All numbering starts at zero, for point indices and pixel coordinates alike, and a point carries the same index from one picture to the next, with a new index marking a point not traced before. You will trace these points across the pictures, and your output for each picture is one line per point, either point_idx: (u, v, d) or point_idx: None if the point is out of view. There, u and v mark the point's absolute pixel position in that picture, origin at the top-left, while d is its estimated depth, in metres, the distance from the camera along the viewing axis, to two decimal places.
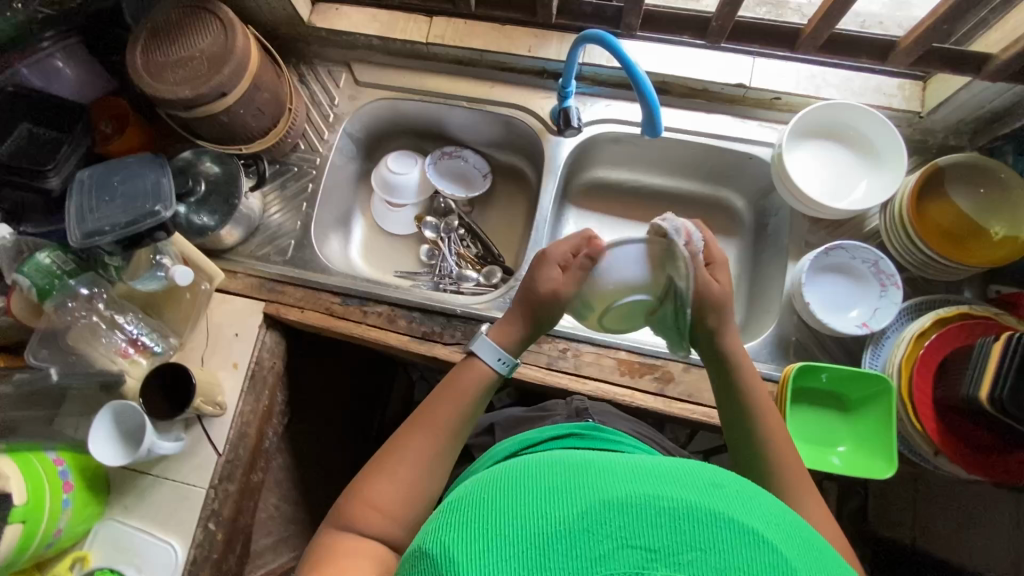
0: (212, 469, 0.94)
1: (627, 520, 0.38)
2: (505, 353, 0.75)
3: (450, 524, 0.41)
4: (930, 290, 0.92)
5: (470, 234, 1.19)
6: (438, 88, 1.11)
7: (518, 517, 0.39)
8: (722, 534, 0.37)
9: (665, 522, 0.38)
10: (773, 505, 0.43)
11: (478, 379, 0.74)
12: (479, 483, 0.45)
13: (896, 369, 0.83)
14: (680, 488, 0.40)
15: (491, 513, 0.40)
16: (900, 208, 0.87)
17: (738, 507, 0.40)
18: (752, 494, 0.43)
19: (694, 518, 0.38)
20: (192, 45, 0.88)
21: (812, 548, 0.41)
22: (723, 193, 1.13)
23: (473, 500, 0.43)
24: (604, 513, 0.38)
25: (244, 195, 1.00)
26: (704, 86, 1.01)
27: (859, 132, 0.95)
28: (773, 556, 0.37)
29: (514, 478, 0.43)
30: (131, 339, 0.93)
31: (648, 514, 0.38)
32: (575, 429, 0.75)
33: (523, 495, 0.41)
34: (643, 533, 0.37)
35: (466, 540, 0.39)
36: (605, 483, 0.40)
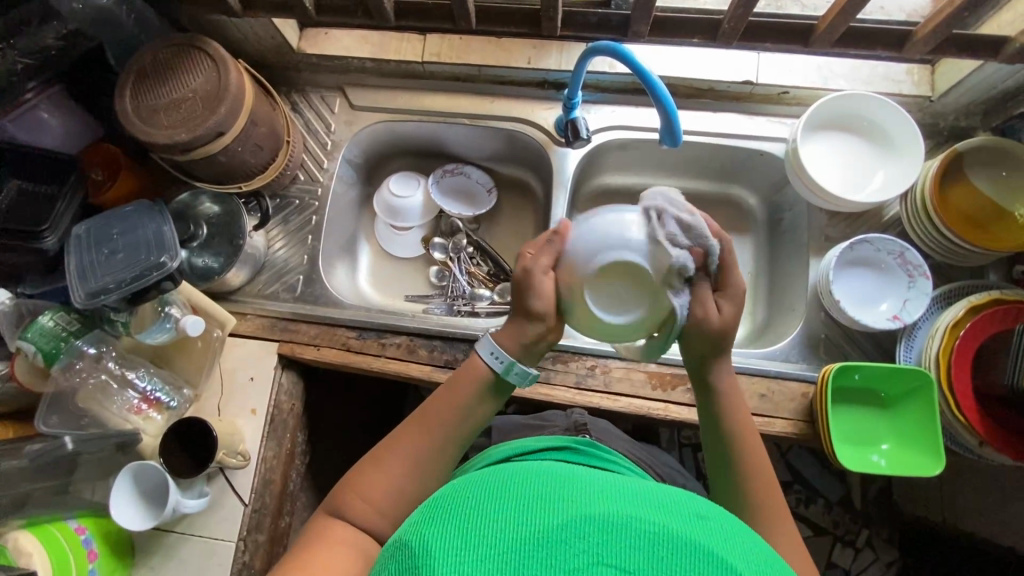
0: (239, 521, 0.90)
1: (607, 539, 0.38)
2: (499, 348, 0.68)
3: (432, 519, 0.42)
4: (955, 276, 0.91)
5: (480, 252, 1.16)
6: (436, 106, 1.08)
7: (499, 522, 0.40)
8: (697, 563, 0.37)
9: (644, 545, 0.38)
10: (763, 552, 0.42)
11: (476, 379, 0.69)
12: (468, 486, 0.47)
13: (933, 361, 0.81)
14: (663, 515, 0.40)
15: (476, 514, 0.41)
16: (922, 197, 0.86)
17: (720, 541, 0.40)
18: (740, 536, 0.42)
19: (672, 545, 0.38)
20: (185, 85, 0.84)
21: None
22: (734, 190, 1.11)
23: (461, 500, 0.44)
24: (584, 527, 0.39)
25: (249, 234, 0.97)
26: (710, 86, 0.99)
27: (873, 122, 0.94)
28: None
29: (502, 488, 0.44)
30: (142, 395, 0.91)
31: (628, 535, 0.38)
32: (570, 443, 0.69)
33: (507, 506, 0.42)
34: (620, 554, 0.38)
35: (445, 536, 0.40)
36: (592, 502, 0.41)
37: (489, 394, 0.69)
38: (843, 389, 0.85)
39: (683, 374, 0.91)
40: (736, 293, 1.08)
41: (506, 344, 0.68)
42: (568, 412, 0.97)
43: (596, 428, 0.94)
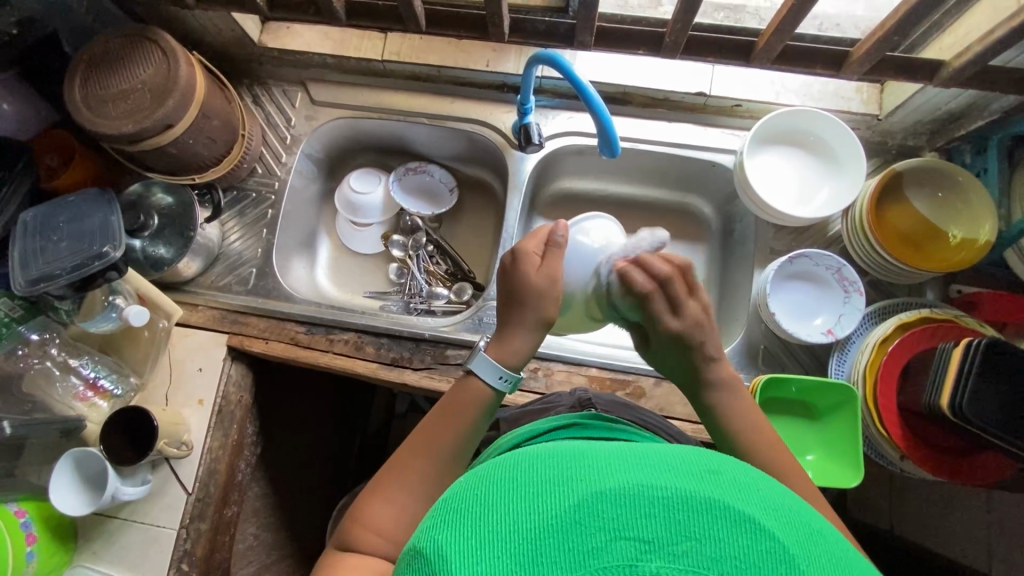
0: (182, 509, 0.92)
1: (621, 512, 0.34)
2: (506, 371, 0.67)
3: (437, 524, 0.37)
4: (894, 292, 0.92)
5: (439, 250, 1.16)
6: (397, 105, 1.08)
7: (503, 514, 0.35)
8: (719, 523, 0.34)
9: (659, 512, 0.34)
10: (785, 495, 0.39)
11: (474, 397, 0.67)
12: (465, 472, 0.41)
13: (861, 377, 0.84)
14: (671, 475, 0.36)
15: (476, 509, 0.36)
16: (860, 214, 0.88)
17: (736, 491, 0.36)
18: (757, 481, 0.39)
19: (688, 507, 0.34)
20: (133, 77, 0.84)
21: (826, 541, 0.36)
22: (691, 199, 1.13)
23: (463, 492, 0.39)
24: (595, 504, 0.34)
25: (201, 226, 0.97)
26: (664, 95, 1.00)
27: (820, 138, 0.95)
28: (776, 545, 0.33)
29: (502, 471, 0.38)
30: (87, 382, 0.92)
31: (641, 504, 0.34)
32: (578, 419, 0.68)
33: (510, 491, 0.37)
34: (636, 524, 0.34)
35: (451, 536, 0.35)
36: (600, 470, 0.36)
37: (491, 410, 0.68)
38: (776, 398, 0.87)
39: (623, 380, 0.93)
40: None
41: (508, 363, 0.68)
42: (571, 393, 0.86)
43: (602, 403, 0.83)
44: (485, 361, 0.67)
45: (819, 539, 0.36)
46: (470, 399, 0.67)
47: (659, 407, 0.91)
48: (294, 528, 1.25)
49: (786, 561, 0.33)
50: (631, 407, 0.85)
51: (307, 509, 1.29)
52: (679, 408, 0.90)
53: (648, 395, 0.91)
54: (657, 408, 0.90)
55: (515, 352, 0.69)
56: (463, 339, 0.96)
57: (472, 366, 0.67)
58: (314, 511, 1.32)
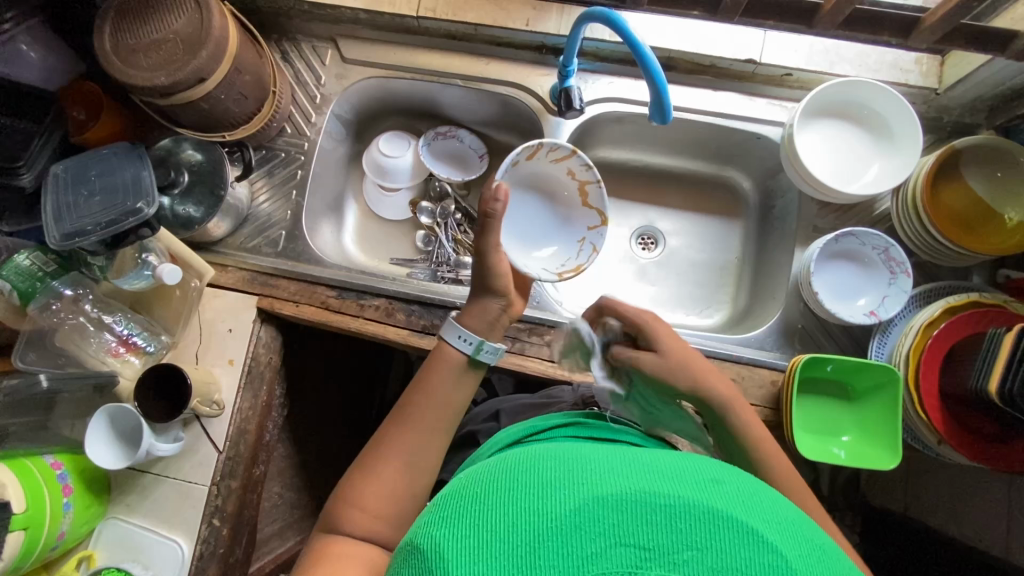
0: (213, 467, 0.93)
1: (620, 518, 0.38)
2: (465, 330, 0.70)
3: (441, 521, 0.42)
4: (938, 275, 0.90)
5: (468, 219, 1.15)
6: (431, 65, 1.05)
7: (507, 515, 0.39)
8: (716, 531, 0.38)
9: (660, 520, 0.38)
10: (787, 510, 0.42)
11: (447, 364, 0.70)
12: (475, 478, 0.46)
13: (902, 360, 0.82)
14: (677, 485, 0.40)
15: (484, 509, 0.41)
16: (914, 191, 0.85)
17: (736, 504, 0.40)
18: (758, 493, 0.43)
19: (689, 516, 0.38)
20: (164, 26, 0.81)
21: (825, 555, 0.40)
22: (729, 173, 1.10)
23: (469, 494, 0.43)
24: (597, 510, 0.39)
25: (231, 185, 0.96)
26: (712, 62, 0.96)
27: (874, 112, 0.91)
28: (771, 557, 0.37)
29: (509, 477, 0.43)
30: (120, 338, 0.92)
31: (641, 512, 0.38)
32: (578, 418, 0.73)
33: (518, 493, 0.41)
34: (635, 531, 0.38)
35: (457, 536, 0.39)
36: (605, 480, 0.41)
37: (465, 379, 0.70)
38: (812, 378, 0.86)
39: None
40: (718, 278, 1.09)
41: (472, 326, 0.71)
42: (574, 387, 0.91)
43: None
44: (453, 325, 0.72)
45: (819, 554, 0.39)
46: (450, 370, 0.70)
47: None
48: (317, 489, 1.28)
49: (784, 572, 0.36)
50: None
51: (328, 471, 1.31)
52: None
53: None
54: None
55: (483, 317, 0.72)
56: None
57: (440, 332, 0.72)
58: (335, 473, 1.34)
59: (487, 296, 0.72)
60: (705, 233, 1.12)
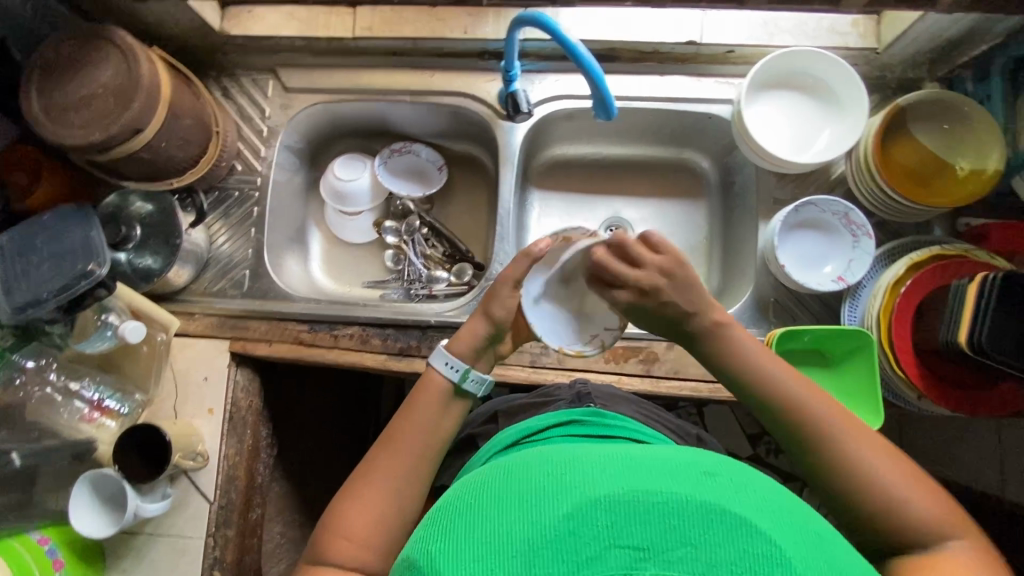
0: (206, 518, 0.92)
1: (614, 519, 0.38)
2: (454, 357, 0.69)
3: (437, 535, 0.42)
4: (901, 232, 0.91)
5: (434, 232, 1.13)
6: (375, 84, 1.03)
7: (503, 524, 0.40)
8: (708, 525, 0.37)
9: (653, 519, 0.38)
10: (784, 497, 0.42)
11: (434, 391, 0.69)
12: (471, 487, 0.46)
13: (875, 323, 0.83)
14: (669, 481, 0.40)
15: (479, 520, 0.41)
16: (866, 153, 0.85)
17: (729, 495, 0.40)
18: (753, 481, 0.42)
19: (682, 512, 0.38)
20: (92, 80, 0.79)
21: (822, 542, 0.39)
22: (687, 154, 1.11)
23: (465, 505, 0.43)
24: (591, 513, 0.38)
25: (186, 231, 0.94)
26: (654, 48, 0.96)
27: (819, 78, 0.91)
28: (769, 546, 0.37)
29: (504, 486, 0.43)
30: (92, 403, 0.90)
31: (634, 512, 0.38)
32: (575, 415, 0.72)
33: (509, 503, 0.41)
34: (628, 532, 0.38)
35: (455, 550, 0.39)
36: (598, 480, 0.41)
37: (450, 404, 0.69)
38: (792, 350, 0.86)
39: (637, 347, 0.91)
40: (689, 259, 1.10)
41: (459, 351, 0.70)
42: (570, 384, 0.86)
43: (600, 395, 0.83)
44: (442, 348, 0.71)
45: (815, 540, 0.39)
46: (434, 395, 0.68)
47: (674, 370, 0.90)
48: None
49: (780, 563, 0.36)
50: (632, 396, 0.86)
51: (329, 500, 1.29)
52: (694, 369, 0.90)
53: (662, 359, 0.91)
54: (671, 372, 0.90)
55: (471, 344, 0.70)
56: None
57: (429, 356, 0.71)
58: None
59: (478, 320, 0.70)
60: (670, 217, 1.12)
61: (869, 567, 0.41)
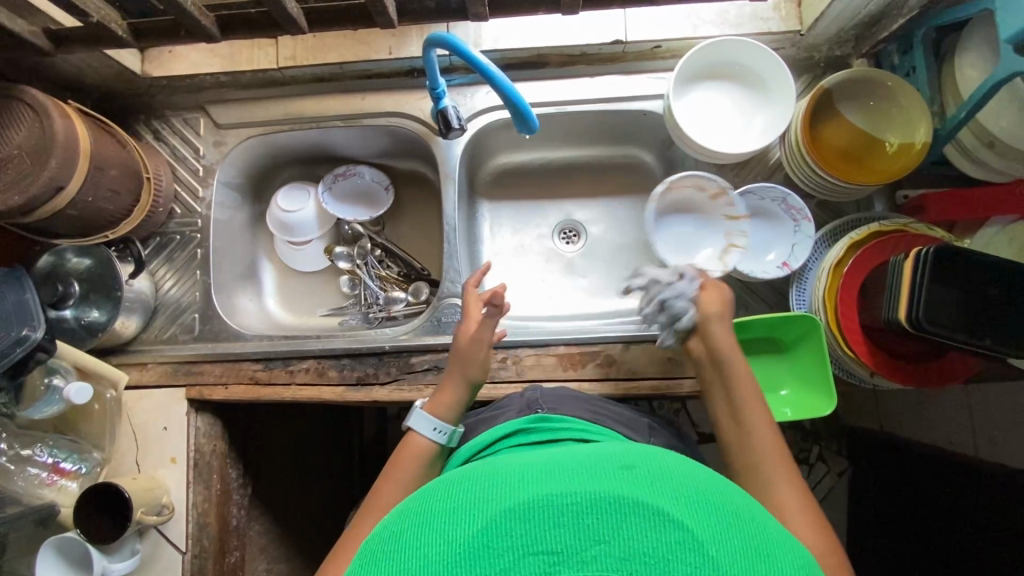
0: (180, 569, 0.91)
1: (528, 526, 0.38)
2: (440, 421, 0.75)
3: (362, 567, 0.41)
4: (843, 211, 0.91)
5: (387, 253, 1.12)
6: (307, 112, 1.01)
7: (421, 547, 0.39)
8: (620, 519, 0.37)
9: (567, 521, 0.38)
10: (699, 476, 0.43)
11: (418, 452, 0.73)
12: (397, 513, 0.45)
13: (822, 306, 0.83)
14: (582, 479, 0.40)
15: (399, 546, 0.40)
16: (796, 137, 0.86)
17: (642, 486, 0.40)
18: (667, 465, 0.43)
19: (594, 509, 0.38)
20: (6, 142, 0.77)
21: (736, 518, 0.40)
22: (631, 150, 1.10)
23: (388, 534, 0.42)
24: (505, 524, 0.38)
25: (128, 283, 0.92)
26: (581, 50, 0.95)
27: (744, 66, 0.91)
28: (680, 531, 0.37)
29: (425, 508, 0.42)
30: (49, 467, 0.87)
31: (548, 516, 0.38)
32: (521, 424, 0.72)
33: (428, 524, 0.40)
34: (543, 538, 0.37)
35: None
36: (513, 489, 0.40)
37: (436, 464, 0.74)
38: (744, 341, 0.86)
39: (592, 351, 0.91)
40: (643, 255, 1.10)
41: (442, 416, 0.76)
42: (521, 393, 0.86)
43: (549, 399, 0.82)
44: (423, 416, 0.75)
45: (728, 517, 0.39)
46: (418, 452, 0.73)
47: (632, 370, 0.90)
48: (310, 553, 1.26)
49: (692, 546, 0.37)
50: (586, 396, 0.85)
51: (316, 530, 1.29)
52: (652, 368, 0.90)
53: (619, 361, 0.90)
54: (629, 373, 0.90)
55: (448, 405, 0.77)
56: (426, 343, 0.94)
57: (410, 423, 0.74)
58: (325, 530, 1.32)
59: (461, 386, 0.78)
60: (621, 214, 1.12)
61: (787, 533, 0.42)
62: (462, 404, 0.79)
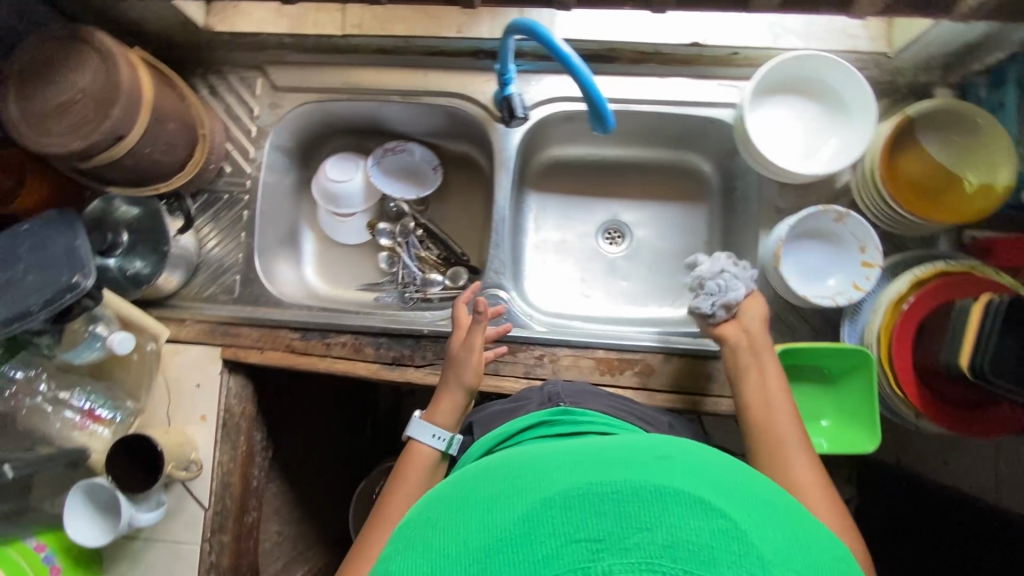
0: (201, 524, 0.92)
1: (569, 515, 0.37)
2: (438, 428, 0.79)
3: (403, 554, 0.41)
4: (906, 245, 0.89)
5: (429, 235, 1.11)
6: (366, 83, 0.99)
7: (461, 535, 0.38)
8: (661, 508, 0.36)
9: (607, 510, 0.36)
10: (736, 474, 0.42)
11: (420, 463, 0.78)
12: (434, 503, 0.45)
13: (875, 342, 0.81)
14: (621, 471, 0.39)
15: (440, 535, 0.40)
16: (871, 163, 0.83)
17: (680, 478, 0.39)
18: (704, 463, 0.42)
19: (635, 498, 0.37)
20: (72, 85, 0.76)
21: (775, 514, 0.39)
22: (688, 157, 1.08)
23: (428, 523, 0.42)
24: (545, 512, 0.37)
25: (175, 237, 0.92)
26: (655, 49, 0.93)
27: (825, 83, 0.88)
28: (722, 521, 0.36)
29: (463, 500, 0.42)
30: (84, 412, 0.88)
31: (589, 505, 0.37)
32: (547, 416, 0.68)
33: (469, 513, 0.40)
34: (583, 525, 0.36)
35: (417, 566, 0.38)
36: (553, 480, 0.39)
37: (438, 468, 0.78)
38: (790, 367, 0.85)
39: (631, 359, 0.90)
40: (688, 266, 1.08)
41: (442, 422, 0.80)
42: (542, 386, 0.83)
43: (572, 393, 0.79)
44: (422, 424, 0.80)
45: (767, 512, 0.38)
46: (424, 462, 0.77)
47: (669, 383, 0.89)
48: (319, 520, 1.27)
49: (736, 536, 0.36)
50: (614, 397, 0.83)
51: (327, 498, 1.30)
52: (690, 383, 0.89)
53: (658, 372, 0.89)
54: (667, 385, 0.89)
55: (448, 412, 0.81)
56: None
57: (410, 433, 0.79)
58: (335, 498, 1.33)
59: (458, 392, 0.82)
60: (669, 221, 1.10)
61: (826, 531, 0.41)
62: (461, 410, 0.82)
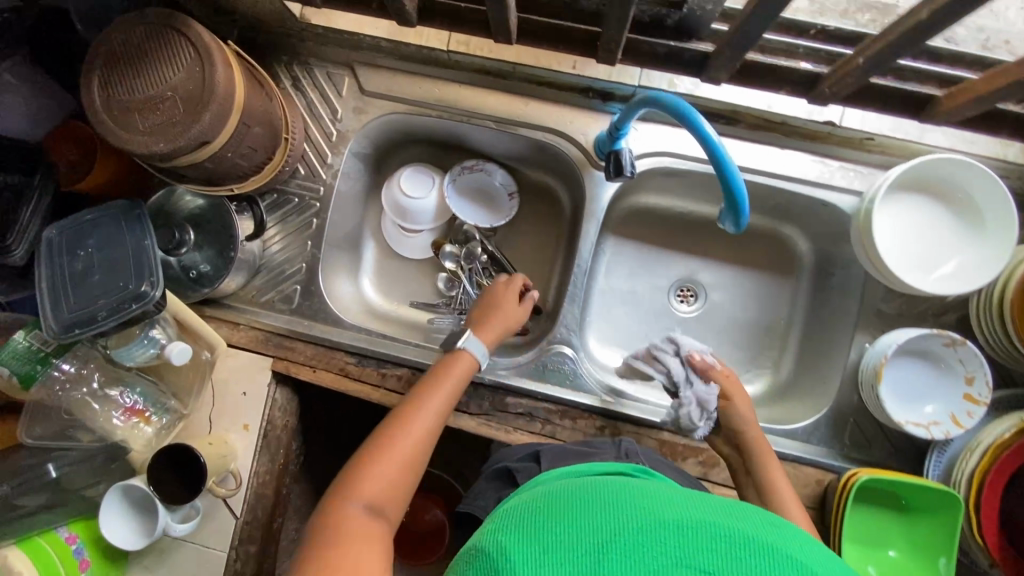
0: (230, 533, 0.90)
1: (684, 539, 0.33)
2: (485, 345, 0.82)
3: (494, 530, 0.37)
4: (1013, 378, 0.82)
5: (494, 262, 1.04)
6: (461, 103, 0.92)
7: (561, 524, 0.35)
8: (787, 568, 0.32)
9: (726, 550, 0.33)
10: None
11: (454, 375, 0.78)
12: (522, 498, 0.41)
13: (965, 482, 0.76)
14: (742, 520, 0.35)
15: (535, 520, 0.36)
16: (1000, 291, 0.76)
17: (813, 551, 0.34)
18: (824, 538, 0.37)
19: (758, 549, 0.33)
20: (163, 80, 0.70)
21: None
22: (785, 228, 1.00)
23: (519, 509, 0.38)
24: (657, 529, 0.34)
25: (244, 241, 0.87)
26: (783, 119, 0.85)
27: (966, 193, 0.81)
28: None
29: (561, 495, 0.38)
30: (127, 408, 0.87)
31: (704, 536, 0.33)
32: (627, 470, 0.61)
33: (567, 505, 0.37)
34: (699, 553, 0.32)
35: (510, 540, 0.35)
36: (665, 504, 0.36)
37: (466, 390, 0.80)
38: (868, 490, 0.80)
39: (697, 447, 0.86)
40: (763, 341, 1.01)
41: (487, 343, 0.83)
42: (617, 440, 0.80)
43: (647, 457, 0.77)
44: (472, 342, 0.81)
45: None
46: (465, 369, 0.79)
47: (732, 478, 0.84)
48: None
49: None
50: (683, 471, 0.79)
51: None
52: None
53: (722, 465, 0.85)
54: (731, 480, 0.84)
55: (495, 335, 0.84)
56: (526, 386, 0.89)
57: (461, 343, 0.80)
58: None
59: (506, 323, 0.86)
60: (751, 290, 1.03)
61: None
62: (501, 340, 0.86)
